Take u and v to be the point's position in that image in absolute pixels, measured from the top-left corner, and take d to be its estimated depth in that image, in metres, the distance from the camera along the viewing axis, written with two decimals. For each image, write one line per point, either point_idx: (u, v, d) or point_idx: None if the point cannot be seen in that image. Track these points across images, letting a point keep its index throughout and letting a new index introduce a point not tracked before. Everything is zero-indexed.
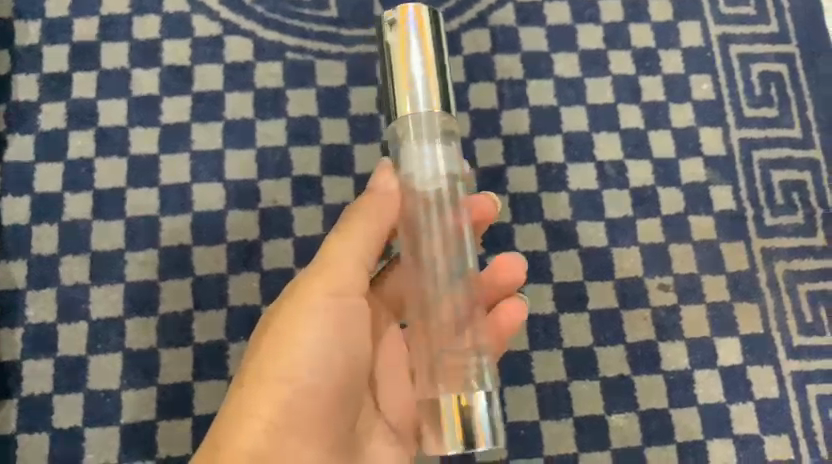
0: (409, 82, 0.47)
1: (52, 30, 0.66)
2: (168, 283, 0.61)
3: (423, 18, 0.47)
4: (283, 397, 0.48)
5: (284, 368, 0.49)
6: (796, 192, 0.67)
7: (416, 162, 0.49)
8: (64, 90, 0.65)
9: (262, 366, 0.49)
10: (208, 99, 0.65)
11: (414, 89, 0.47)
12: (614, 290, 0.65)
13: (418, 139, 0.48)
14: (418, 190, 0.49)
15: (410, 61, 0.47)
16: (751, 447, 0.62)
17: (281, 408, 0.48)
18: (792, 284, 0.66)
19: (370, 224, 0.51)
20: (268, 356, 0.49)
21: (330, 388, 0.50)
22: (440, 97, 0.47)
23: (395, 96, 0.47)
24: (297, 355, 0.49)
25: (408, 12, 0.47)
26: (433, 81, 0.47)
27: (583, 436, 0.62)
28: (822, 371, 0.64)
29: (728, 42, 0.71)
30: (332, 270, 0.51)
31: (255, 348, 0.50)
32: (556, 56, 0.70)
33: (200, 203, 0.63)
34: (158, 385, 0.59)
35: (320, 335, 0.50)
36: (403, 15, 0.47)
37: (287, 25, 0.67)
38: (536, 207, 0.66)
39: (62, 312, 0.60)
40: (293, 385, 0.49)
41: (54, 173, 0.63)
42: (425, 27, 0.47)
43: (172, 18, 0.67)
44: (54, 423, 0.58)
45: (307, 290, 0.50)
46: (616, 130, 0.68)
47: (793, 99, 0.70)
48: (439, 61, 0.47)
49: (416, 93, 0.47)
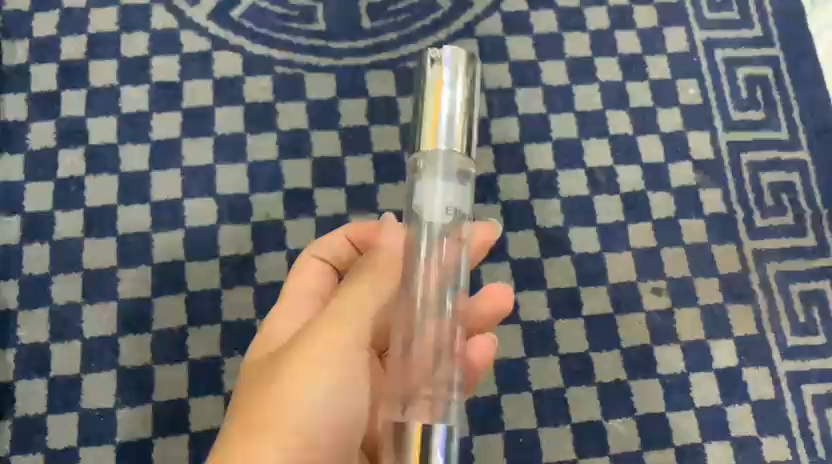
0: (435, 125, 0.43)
1: (41, 49, 0.66)
2: (162, 299, 0.61)
3: (463, 62, 0.43)
4: (287, 438, 0.46)
5: (290, 409, 0.47)
6: (785, 193, 0.68)
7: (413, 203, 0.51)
8: (52, 109, 0.65)
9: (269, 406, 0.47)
10: (198, 115, 0.65)
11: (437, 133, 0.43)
12: (607, 295, 0.65)
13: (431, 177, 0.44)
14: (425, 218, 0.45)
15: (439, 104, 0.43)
16: (749, 449, 0.62)
17: (289, 450, 0.46)
18: (785, 284, 0.66)
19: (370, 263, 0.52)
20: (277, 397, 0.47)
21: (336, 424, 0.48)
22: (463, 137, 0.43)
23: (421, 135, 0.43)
24: (306, 396, 0.47)
25: (449, 54, 0.43)
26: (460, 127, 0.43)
27: (582, 442, 0.61)
28: (817, 371, 0.64)
29: (712, 47, 0.71)
30: (339, 313, 0.48)
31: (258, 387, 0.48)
32: (543, 64, 0.70)
33: (192, 218, 0.63)
34: (154, 402, 0.59)
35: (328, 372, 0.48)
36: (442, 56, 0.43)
37: (275, 39, 0.67)
38: (528, 215, 0.66)
39: (55, 332, 0.60)
40: (300, 426, 0.47)
41: (44, 192, 0.63)
42: (463, 70, 0.43)
43: (160, 34, 0.67)
44: (49, 443, 0.58)
45: (317, 333, 0.48)
46: (605, 136, 0.69)
47: (779, 102, 0.70)
48: (466, 98, 0.43)
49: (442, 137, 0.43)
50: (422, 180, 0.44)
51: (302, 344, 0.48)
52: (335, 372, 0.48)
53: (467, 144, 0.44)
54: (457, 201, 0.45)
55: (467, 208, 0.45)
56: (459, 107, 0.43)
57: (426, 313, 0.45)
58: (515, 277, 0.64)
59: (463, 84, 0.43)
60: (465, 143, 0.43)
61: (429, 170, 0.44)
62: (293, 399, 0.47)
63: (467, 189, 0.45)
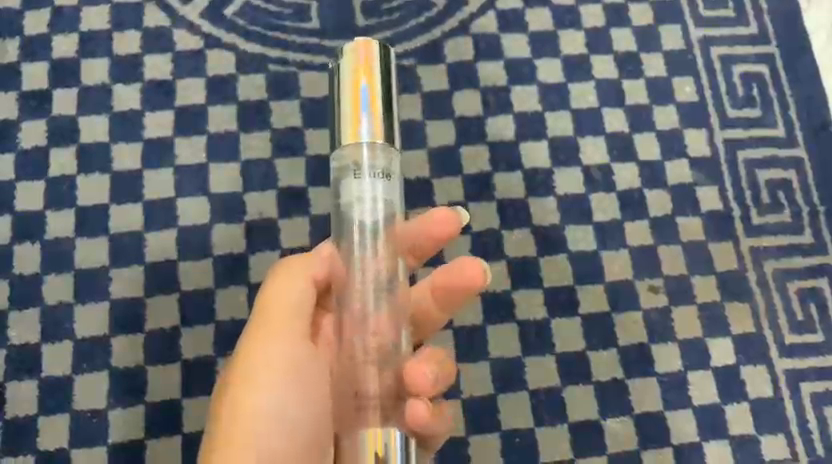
0: (354, 115, 0.45)
1: (32, 48, 0.66)
2: (155, 299, 0.60)
3: (378, 55, 0.46)
4: (253, 437, 0.49)
5: (248, 401, 0.49)
6: (781, 191, 0.68)
7: (361, 193, 0.47)
8: (44, 107, 0.64)
9: (232, 400, 0.49)
10: (192, 113, 0.65)
11: (358, 122, 0.45)
12: (604, 293, 0.64)
13: (359, 173, 0.46)
14: (354, 218, 0.47)
15: (356, 96, 0.45)
16: (747, 447, 0.62)
17: (257, 448, 0.49)
18: (782, 282, 0.66)
19: (302, 267, 0.51)
20: (236, 393, 0.50)
21: (301, 423, 0.50)
22: (386, 126, 0.46)
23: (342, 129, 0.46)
24: (259, 393, 0.49)
25: (362, 50, 0.46)
26: (379, 115, 0.45)
27: (578, 442, 0.61)
28: (815, 369, 0.64)
29: (709, 44, 0.71)
30: (279, 307, 0.51)
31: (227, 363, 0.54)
32: (539, 62, 0.70)
33: (185, 217, 0.62)
34: (146, 403, 0.58)
35: (282, 370, 0.50)
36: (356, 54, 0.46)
37: (269, 38, 0.67)
38: (524, 213, 0.66)
39: (46, 333, 0.59)
40: (258, 422, 0.49)
41: (34, 192, 0.62)
42: (377, 65, 0.46)
43: (152, 33, 0.67)
44: (40, 445, 0.57)
45: (269, 319, 0.50)
46: (601, 133, 0.68)
47: (775, 99, 0.70)
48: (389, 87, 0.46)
49: (361, 127, 0.45)
50: (350, 177, 0.46)
51: (254, 337, 0.50)
52: (284, 364, 0.50)
53: (390, 133, 0.46)
54: (385, 194, 0.47)
55: (396, 202, 0.48)
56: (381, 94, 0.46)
57: (366, 316, 0.46)
58: (512, 275, 0.64)
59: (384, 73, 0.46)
60: (388, 134, 0.46)
61: (353, 165, 0.46)
62: (251, 393, 0.49)
63: (393, 183, 0.47)
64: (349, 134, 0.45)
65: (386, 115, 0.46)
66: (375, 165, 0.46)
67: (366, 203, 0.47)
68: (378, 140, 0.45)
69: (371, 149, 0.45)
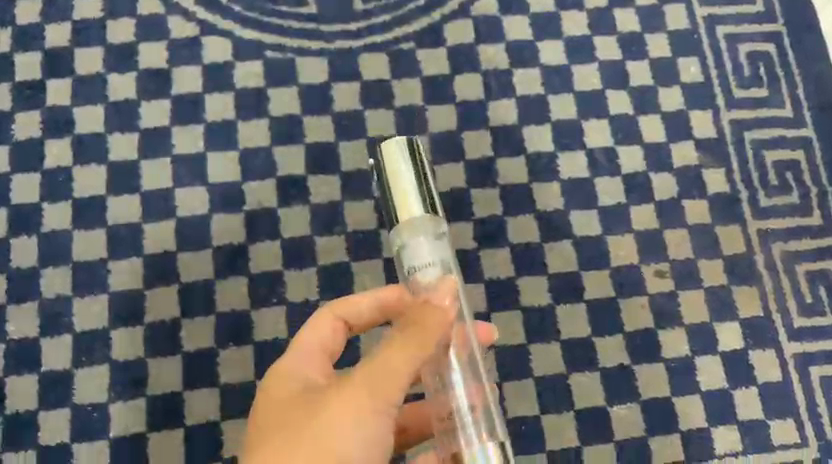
0: (402, 198, 0.46)
1: (24, 38, 0.65)
2: (154, 291, 0.60)
3: (408, 146, 0.47)
4: None
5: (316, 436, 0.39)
6: (790, 171, 0.67)
7: (422, 254, 0.45)
8: (38, 98, 0.63)
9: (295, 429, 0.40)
10: (188, 102, 0.64)
11: (407, 204, 0.46)
12: (609, 279, 0.63)
13: (416, 238, 0.46)
14: (422, 278, 0.45)
15: (399, 181, 0.47)
16: (756, 432, 0.61)
17: None
18: (791, 264, 0.65)
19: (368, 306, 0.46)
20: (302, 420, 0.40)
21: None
22: (430, 202, 0.47)
23: (393, 210, 0.46)
24: (364, 427, 0.39)
25: (394, 143, 0.48)
26: (420, 193, 0.46)
27: (584, 429, 0.60)
28: (824, 352, 0.63)
29: (714, 23, 0.70)
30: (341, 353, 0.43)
31: (260, 425, 0.42)
32: (541, 44, 0.68)
33: (183, 208, 0.61)
34: (147, 396, 0.58)
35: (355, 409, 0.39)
36: (390, 146, 0.48)
37: (265, 23, 0.66)
38: (528, 198, 0.64)
39: (44, 326, 0.59)
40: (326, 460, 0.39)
41: (30, 183, 0.61)
42: (409, 153, 0.47)
43: (146, 20, 0.65)
44: (41, 440, 0.57)
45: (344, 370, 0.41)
46: (605, 116, 0.67)
47: (782, 78, 0.69)
48: (416, 167, 0.47)
49: (410, 207, 0.46)
50: (412, 243, 0.46)
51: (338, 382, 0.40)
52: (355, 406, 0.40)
53: (433, 208, 0.46)
54: (443, 256, 0.46)
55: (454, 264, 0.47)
56: (405, 172, 0.47)
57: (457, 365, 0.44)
58: (516, 262, 0.63)
59: (409, 154, 0.47)
60: (431, 207, 0.46)
61: (411, 235, 0.46)
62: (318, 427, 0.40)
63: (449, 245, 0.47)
64: (402, 215, 0.46)
65: (426, 194, 0.47)
66: (428, 232, 0.46)
67: (429, 264, 0.45)
68: (428, 216, 0.46)
69: (422, 223, 0.46)
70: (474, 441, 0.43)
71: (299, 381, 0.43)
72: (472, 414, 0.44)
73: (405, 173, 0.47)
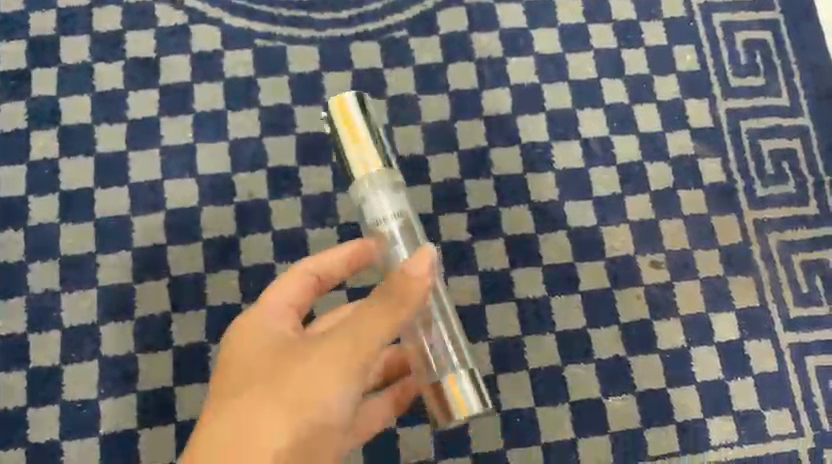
0: (360, 157, 0.46)
1: (8, 26, 0.63)
2: (143, 285, 0.59)
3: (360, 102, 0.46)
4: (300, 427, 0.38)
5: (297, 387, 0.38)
6: (786, 160, 0.66)
7: (381, 206, 0.46)
8: (23, 88, 0.62)
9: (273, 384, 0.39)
10: (176, 91, 0.63)
11: (365, 162, 0.46)
12: (604, 270, 0.63)
13: (375, 193, 0.46)
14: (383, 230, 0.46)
15: (356, 141, 0.46)
16: (752, 423, 0.61)
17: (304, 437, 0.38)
18: (787, 255, 0.64)
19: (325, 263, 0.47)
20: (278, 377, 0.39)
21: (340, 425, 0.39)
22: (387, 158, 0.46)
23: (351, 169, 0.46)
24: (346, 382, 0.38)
25: (347, 100, 0.46)
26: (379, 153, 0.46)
27: (580, 421, 0.60)
28: (820, 342, 0.62)
29: (710, 10, 0.69)
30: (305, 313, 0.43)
31: (224, 383, 0.41)
32: (535, 32, 0.67)
33: (172, 200, 0.60)
34: (138, 391, 0.57)
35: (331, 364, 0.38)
36: (343, 106, 0.46)
37: (255, 11, 0.65)
38: (522, 188, 0.64)
39: (32, 321, 0.58)
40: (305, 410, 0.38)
41: (15, 175, 0.60)
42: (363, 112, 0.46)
43: (133, 8, 0.64)
44: (30, 437, 0.56)
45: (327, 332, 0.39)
46: (600, 106, 0.66)
47: (779, 66, 0.68)
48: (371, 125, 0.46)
49: (368, 166, 0.46)
50: (371, 197, 0.46)
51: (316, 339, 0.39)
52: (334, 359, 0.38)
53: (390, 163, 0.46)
54: (401, 206, 0.47)
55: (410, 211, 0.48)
56: (362, 133, 0.46)
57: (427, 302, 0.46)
58: (510, 253, 0.62)
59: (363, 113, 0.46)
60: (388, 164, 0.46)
61: (369, 191, 0.46)
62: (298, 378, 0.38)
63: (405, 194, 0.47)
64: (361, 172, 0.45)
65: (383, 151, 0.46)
66: (385, 186, 0.46)
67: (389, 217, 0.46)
68: (386, 172, 0.46)
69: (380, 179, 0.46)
70: (444, 369, 0.46)
71: (269, 334, 0.43)
72: (442, 350, 0.46)
73: (361, 133, 0.46)
